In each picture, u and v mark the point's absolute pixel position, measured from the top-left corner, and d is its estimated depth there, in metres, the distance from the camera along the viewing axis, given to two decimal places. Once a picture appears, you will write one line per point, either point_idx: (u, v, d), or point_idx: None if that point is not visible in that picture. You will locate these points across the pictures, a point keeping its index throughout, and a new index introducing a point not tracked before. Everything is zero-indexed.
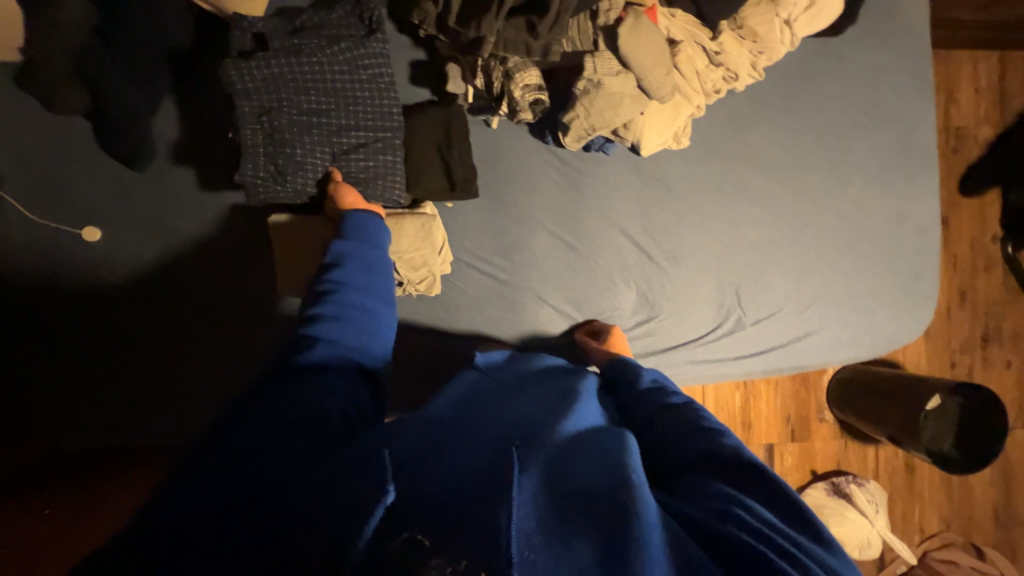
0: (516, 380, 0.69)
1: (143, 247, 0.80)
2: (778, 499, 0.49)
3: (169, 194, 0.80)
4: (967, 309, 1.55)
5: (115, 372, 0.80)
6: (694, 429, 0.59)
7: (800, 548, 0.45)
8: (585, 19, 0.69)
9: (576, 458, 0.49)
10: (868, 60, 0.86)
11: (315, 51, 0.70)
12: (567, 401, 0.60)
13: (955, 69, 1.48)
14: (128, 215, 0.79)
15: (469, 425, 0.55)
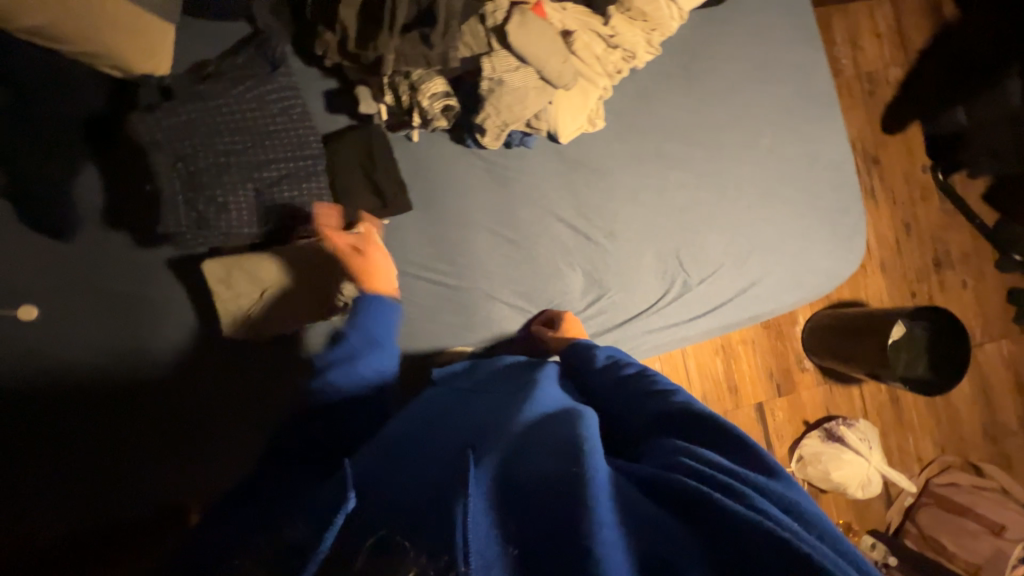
0: (479, 384, 0.71)
1: (88, 316, 0.80)
2: (727, 443, 0.51)
3: (107, 256, 0.80)
4: (913, 237, 1.78)
5: (80, 444, 0.79)
6: (647, 393, 0.62)
7: (740, 479, 0.47)
8: (475, 23, 0.72)
9: (532, 433, 0.52)
10: (754, 21, 0.93)
11: (225, 94, 0.73)
12: (527, 392, 0.62)
13: (855, 23, 1.76)
14: (67, 286, 0.79)
15: (432, 436, 0.57)
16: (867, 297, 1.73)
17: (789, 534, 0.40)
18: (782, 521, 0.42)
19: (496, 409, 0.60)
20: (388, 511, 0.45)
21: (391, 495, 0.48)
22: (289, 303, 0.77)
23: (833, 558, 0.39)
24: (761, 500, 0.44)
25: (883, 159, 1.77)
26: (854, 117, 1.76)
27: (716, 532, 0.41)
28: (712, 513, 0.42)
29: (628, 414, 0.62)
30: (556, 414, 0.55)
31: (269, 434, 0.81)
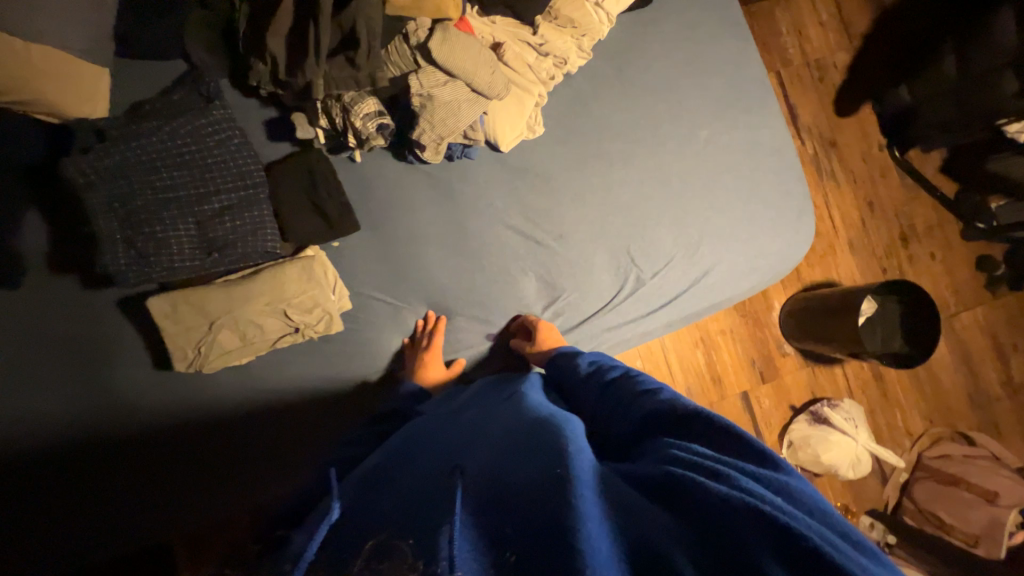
0: (469, 406, 0.72)
1: (39, 362, 0.78)
2: (714, 434, 0.51)
3: (51, 301, 0.79)
4: (877, 215, 1.81)
5: (44, 495, 0.78)
6: (631, 395, 0.63)
7: (727, 465, 0.46)
8: (399, 43, 0.73)
9: (518, 440, 0.53)
10: (681, 19, 0.95)
11: (163, 134, 0.74)
12: (514, 409, 0.63)
13: (799, 12, 1.81)
14: (12, 334, 0.77)
15: (424, 457, 0.58)
16: (839, 278, 1.75)
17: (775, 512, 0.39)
18: (768, 498, 0.41)
19: (486, 425, 0.61)
20: (388, 521, 0.46)
21: (379, 504, 0.49)
22: (242, 330, 0.77)
23: (823, 533, 0.39)
24: (747, 480, 0.44)
25: (840, 141, 1.81)
26: (807, 103, 1.80)
27: (702, 520, 0.41)
28: (698, 502, 0.42)
29: (617, 418, 0.63)
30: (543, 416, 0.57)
31: (244, 460, 0.83)
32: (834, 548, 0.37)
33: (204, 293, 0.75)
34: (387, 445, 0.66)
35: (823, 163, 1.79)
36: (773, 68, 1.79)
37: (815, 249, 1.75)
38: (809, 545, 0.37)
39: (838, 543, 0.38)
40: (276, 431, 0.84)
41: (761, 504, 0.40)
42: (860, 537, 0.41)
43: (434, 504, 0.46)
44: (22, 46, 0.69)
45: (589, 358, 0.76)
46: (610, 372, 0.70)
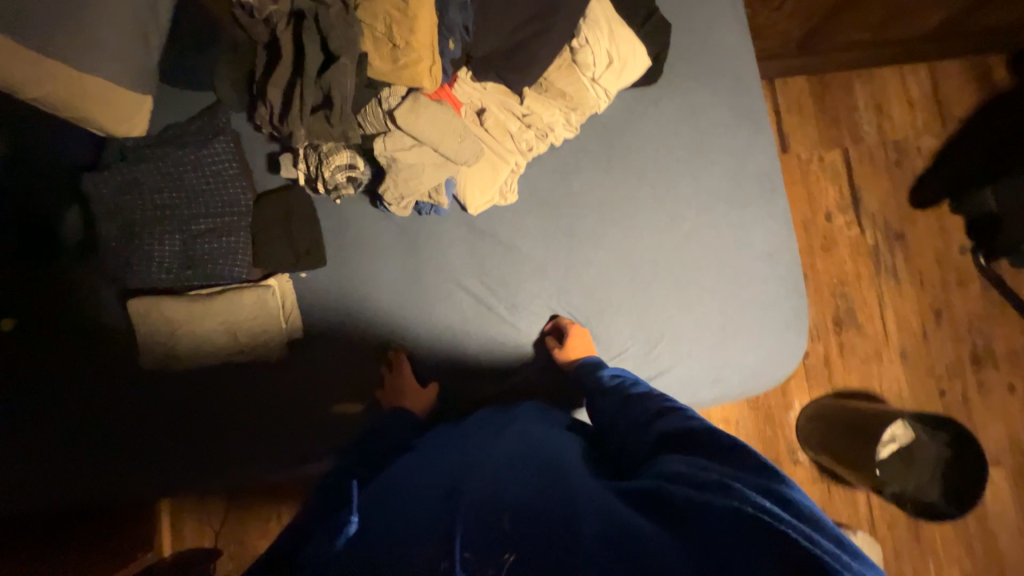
0: (495, 421, 0.78)
1: (38, 332, 0.90)
2: (715, 451, 0.55)
3: (53, 280, 0.90)
4: (946, 327, 1.56)
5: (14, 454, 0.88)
6: (647, 413, 0.66)
7: (724, 476, 0.50)
8: (373, 105, 0.77)
9: (521, 464, 0.60)
10: (689, 100, 0.90)
11: (176, 160, 0.85)
12: (523, 436, 0.68)
13: (883, 86, 1.62)
14: (24, 303, 0.90)
15: (438, 467, 0.66)
16: (881, 388, 1.52)
17: (767, 518, 0.43)
18: (756, 501, 0.45)
19: (494, 445, 0.67)
20: (389, 532, 0.53)
21: (358, 531, 0.55)
22: (209, 341, 0.86)
23: (806, 533, 0.42)
24: (742, 487, 0.47)
25: (910, 235, 1.59)
26: (876, 187, 1.60)
27: (699, 526, 0.45)
28: (696, 508, 0.46)
29: (631, 437, 0.66)
30: (552, 450, 0.64)
31: (179, 456, 0.89)
32: (815, 545, 0.41)
33: (170, 303, 0.85)
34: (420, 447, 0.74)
35: (885, 257, 1.57)
36: (840, 143, 1.61)
37: (856, 351, 1.54)
38: (801, 549, 0.40)
39: (822, 543, 0.41)
40: (217, 439, 0.89)
41: (754, 510, 0.43)
42: (856, 549, 0.44)
43: (433, 525, 0.51)
44: (78, 75, 0.78)
45: (613, 371, 0.80)
46: (633, 388, 0.73)
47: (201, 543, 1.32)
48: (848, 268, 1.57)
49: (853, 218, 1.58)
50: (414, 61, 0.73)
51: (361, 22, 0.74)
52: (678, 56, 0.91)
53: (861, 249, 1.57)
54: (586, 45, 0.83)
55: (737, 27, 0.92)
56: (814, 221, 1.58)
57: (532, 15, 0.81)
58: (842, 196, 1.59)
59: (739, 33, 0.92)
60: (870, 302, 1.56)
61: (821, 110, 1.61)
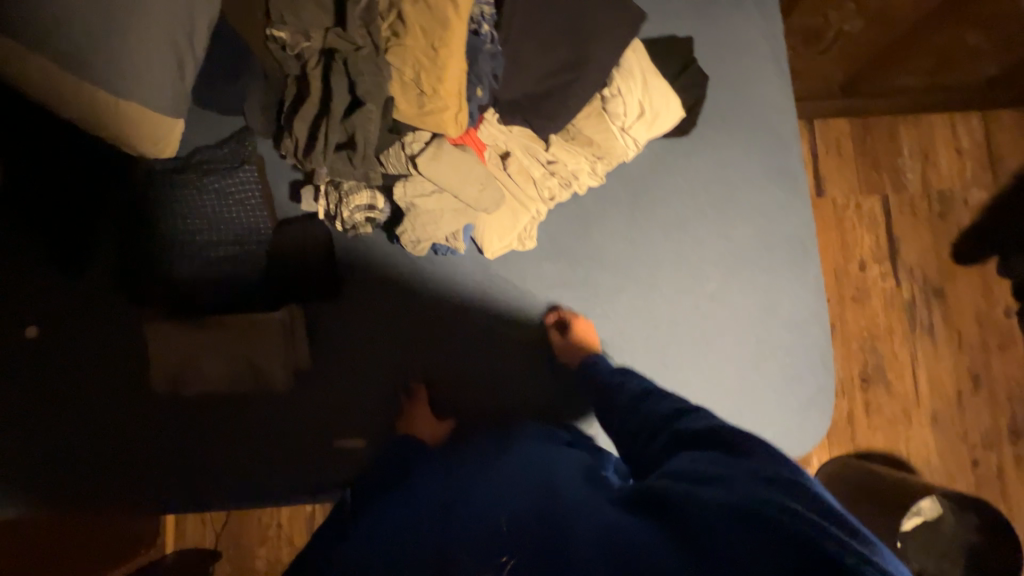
0: (504, 436, 0.79)
1: (58, 343, 0.91)
2: (716, 441, 0.55)
3: (77, 297, 0.92)
4: (984, 393, 1.47)
5: (21, 460, 0.90)
6: (650, 408, 0.66)
7: (723, 467, 0.51)
8: (396, 149, 0.77)
9: (527, 476, 0.62)
10: (722, 154, 0.87)
11: (202, 188, 0.87)
12: (526, 455, 0.69)
13: (931, 133, 1.54)
14: (48, 316, 0.92)
15: (444, 487, 0.68)
16: (908, 452, 1.44)
17: (779, 513, 0.43)
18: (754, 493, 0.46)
19: (498, 466, 0.68)
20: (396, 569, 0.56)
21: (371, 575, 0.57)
22: (220, 366, 0.88)
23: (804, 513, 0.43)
24: (739, 480, 0.48)
25: (949, 291, 1.50)
26: (916, 239, 1.52)
27: (708, 524, 0.45)
28: (704, 505, 0.47)
29: (635, 434, 0.66)
30: (558, 463, 0.66)
31: (183, 478, 0.89)
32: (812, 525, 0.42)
33: (185, 328, 0.87)
34: (424, 468, 0.75)
35: (921, 312, 1.49)
36: (880, 190, 1.53)
37: (883, 410, 1.46)
38: (801, 538, 0.41)
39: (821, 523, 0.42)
40: (220, 463, 0.90)
41: (755, 506, 0.44)
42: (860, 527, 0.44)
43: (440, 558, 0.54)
44: (110, 98, 0.79)
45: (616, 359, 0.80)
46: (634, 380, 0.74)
47: (201, 544, 1.32)
48: (880, 321, 1.49)
49: (888, 270, 1.51)
50: (440, 109, 0.73)
51: (390, 65, 0.73)
52: (714, 108, 0.87)
53: (895, 302, 1.50)
54: (618, 95, 0.81)
55: (779, 80, 0.88)
56: (847, 270, 1.51)
57: (565, 62, 0.78)
58: (878, 245, 1.52)
59: (779, 86, 0.88)
60: (901, 360, 1.48)
61: (862, 153, 1.54)
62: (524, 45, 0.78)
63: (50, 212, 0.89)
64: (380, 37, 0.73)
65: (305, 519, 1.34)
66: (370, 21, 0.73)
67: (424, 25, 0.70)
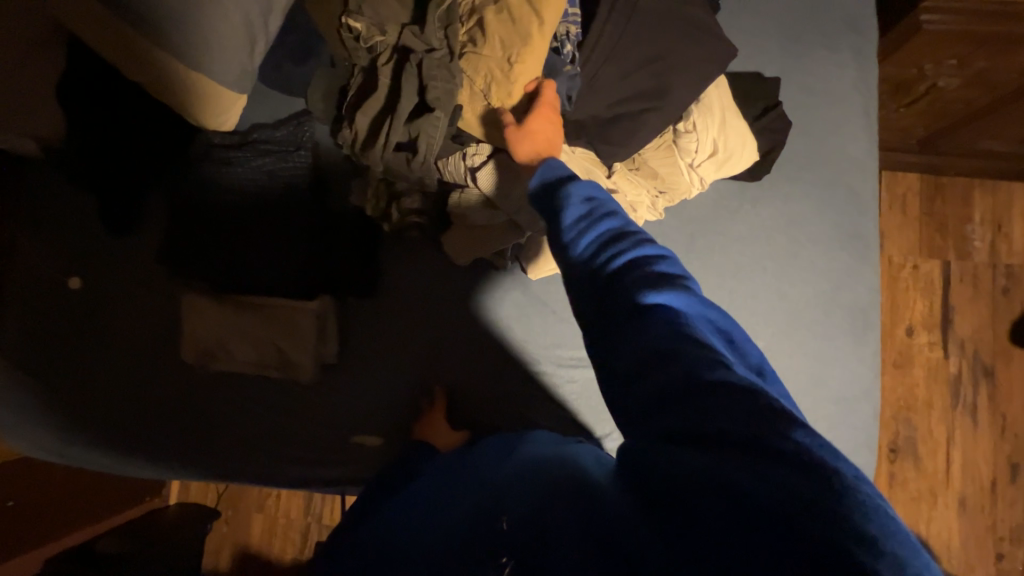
0: (505, 445, 0.70)
1: (98, 298, 0.93)
2: (713, 382, 0.41)
3: (124, 258, 0.94)
4: (1021, 486, 1.38)
5: (45, 407, 0.91)
6: (624, 284, 0.48)
7: (713, 426, 0.41)
8: (457, 159, 0.76)
9: (528, 471, 0.58)
10: (789, 207, 0.83)
11: (257, 168, 0.88)
12: (517, 456, 0.63)
13: (1008, 203, 1.45)
14: (94, 271, 0.94)
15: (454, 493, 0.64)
16: (927, 534, 1.37)
17: (778, 512, 0.35)
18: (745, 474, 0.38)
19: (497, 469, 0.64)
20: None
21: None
22: (250, 347, 0.88)
23: (803, 502, 0.35)
24: (732, 456, 0.39)
25: (1000, 372, 1.42)
26: (973, 312, 1.43)
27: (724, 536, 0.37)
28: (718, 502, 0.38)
29: (602, 319, 0.49)
30: (584, 458, 0.57)
31: (199, 447, 0.90)
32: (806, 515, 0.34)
33: (222, 304, 0.88)
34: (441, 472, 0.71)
35: (966, 391, 1.41)
36: (942, 255, 1.45)
37: (908, 486, 1.39)
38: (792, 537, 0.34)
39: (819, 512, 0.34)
40: (235, 438, 0.90)
41: (746, 496, 0.37)
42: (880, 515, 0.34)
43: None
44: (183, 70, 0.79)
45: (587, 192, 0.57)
46: (604, 230, 0.52)
47: (201, 501, 1.34)
48: (920, 392, 1.41)
49: (937, 340, 1.43)
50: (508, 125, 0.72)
51: (463, 73, 0.71)
52: (790, 157, 0.83)
53: (939, 375, 1.42)
54: (692, 131, 0.77)
55: (863, 138, 0.84)
56: (892, 334, 1.43)
57: (643, 91, 0.75)
58: (931, 312, 1.43)
59: (862, 146, 0.84)
60: (936, 436, 1.40)
61: (928, 213, 1.46)
62: (605, 70, 0.74)
63: (110, 171, 0.91)
64: (457, 41, 0.70)
65: (303, 496, 1.35)
66: (449, 23, 0.70)
67: (505, 37, 0.67)
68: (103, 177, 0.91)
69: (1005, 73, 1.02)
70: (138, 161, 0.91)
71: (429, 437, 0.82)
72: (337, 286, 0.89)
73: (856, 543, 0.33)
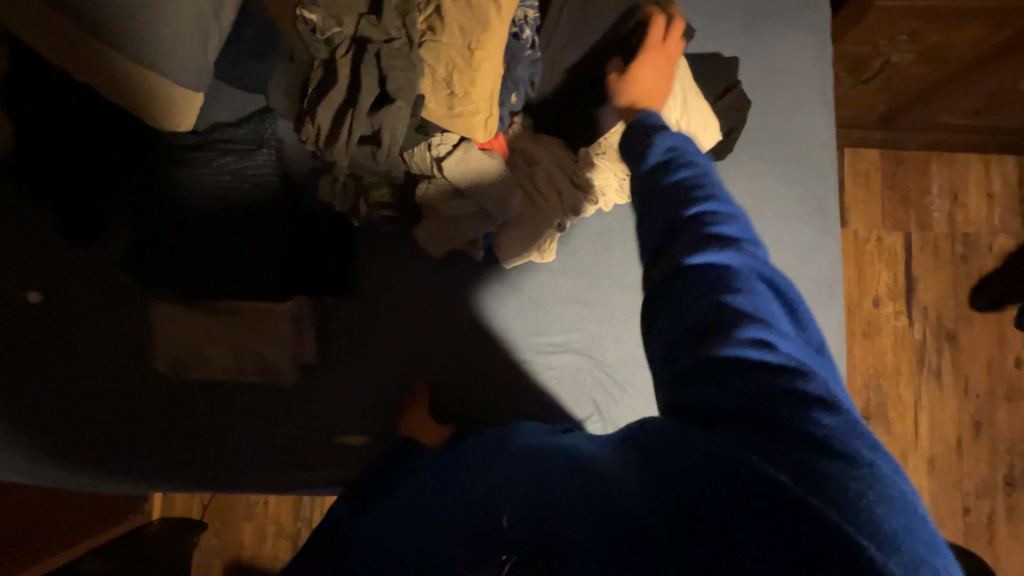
0: (497, 440, 0.70)
1: (59, 312, 0.90)
2: (769, 356, 0.44)
3: (84, 269, 0.90)
4: (984, 443, 1.45)
5: (7, 428, 0.87)
6: (688, 229, 0.51)
7: (762, 391, 0.43)
8: (422, 150, 0.75)
9: (524, 467, 0.58)
10: (754, 185, 0.84)
11: (220, 168, 0.86)
12: (507, 453, 0.64)
13: (963, 174, 1.51)
14: (52, 284, 0.90)
15: (437, 488, 0.64)
16: None
17: (795, 493, 0.38)
18: (777, 456, 0.40)
19: (482, 465, 0.63)
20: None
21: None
22: (227, 353, 0.87)
23: (825, 487, 0.38)
24: (779, 420, 0.41)
25: (962, 336, 1.48)
26: (934, 281, 1.49)
27: (721, 455, 0.42)
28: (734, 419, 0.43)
29: (656, 265, 0.52)
30: (577, 447, 0.60)
31: (178, 458, 0.89)
32: (824, 502, 0.37)
33: (194, 312, 0.86)
34: (426, 467, 0.71)
35: (931, 356, 1.48)
36: (904, 227, 1.50)
37: None
38: (809, 520, 0.36)
39: (834, 500, 0.37)
40: (216, 447, 0.89)
41: (774, 475, 0.39)
42: (897, 514, 0.37)
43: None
44: (132, 70, 0.76)
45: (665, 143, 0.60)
46: (672, 182, 0.55)
47: (188, 514, 1.32)
48: (888, 360, 1.47)
49: (902, 309, 1.48)
50: (471, 112, 0.70)
51: (424, 61, 0.70)
52: (752, 135, 0.85)
53: (906, 343, 1.48)
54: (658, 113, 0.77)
55: (822, 113, 0.86)
56: (860, 305, 1.48)
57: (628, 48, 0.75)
58: (895, 283, 1.49)
59: (821, 122, 0.86)
60: (905, 400, 1.46)
61: (890, 187, 1.51)
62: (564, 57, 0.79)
63: (63, 180, 0.87)
64: (415, 30, 0.70)
65: (292, 500, 1.34)
66: (406, 12, 0.69)
67: (462, 24, 0.67)
68: (56, 185, 0.87)
69: (953, 48, 1.05)
70: (93, 167, 0.87)
71: (414, 433, 0.82)
72: (311, 286, 0.87)
73: (855, 527, 0.35)
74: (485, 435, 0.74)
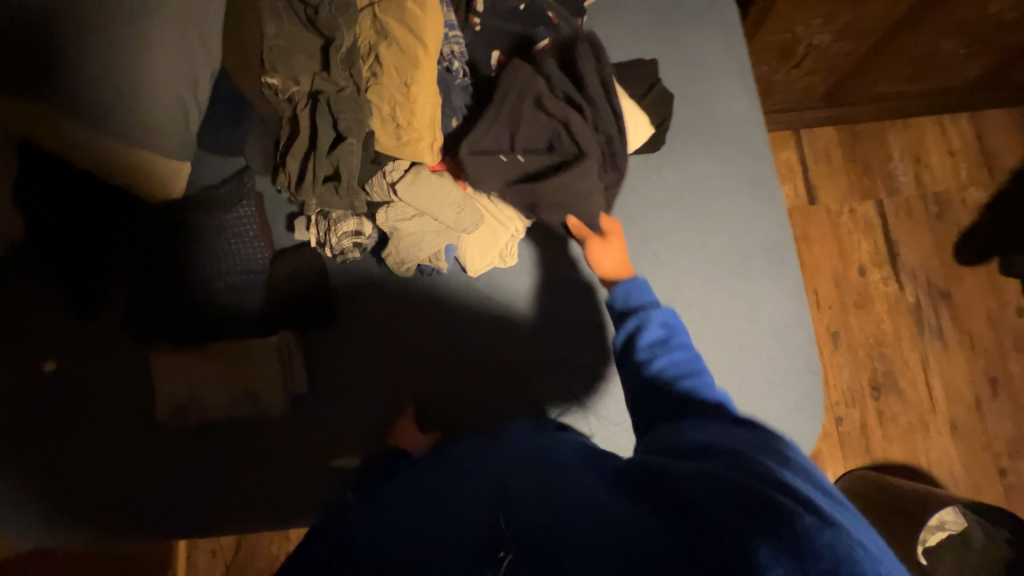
0: (486, 441, 0.72)
1: (69, 372, 0.96)
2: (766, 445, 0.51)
3: (89, 333, 0.98)
4: (1005, 397, 1.41)
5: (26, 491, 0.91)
6: (685, 393, 0.63)
7: (765, 458, 0.48)
8: (379, 178, 0.84)
9: (519, 468, 0.60)
10: (691, 167, 0.91)
11: (206, 222, 0.95)
12: (495, 448, 0.68)
13: (920, 136, 1.55)
14: (61, 349, 0.97)
15: (421, 484, 0.65)
16: (928, 463, 1.38)
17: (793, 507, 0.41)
18: (779, 487, 0.44)
19: (477, 461, 0.66)
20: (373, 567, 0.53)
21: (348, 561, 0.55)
22: (222, 394, 0.92)
23: (819, 512, 0.41)
24: (779, 472, 0.46)
25: (956, 292, 1.47)
26: (915, 242, 1.50)
27: (725, 475, 0.45)
28: (727, 462, 0.48)
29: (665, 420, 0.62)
30: (566, 452, 0.63)
31: (188, 500, 0.92)
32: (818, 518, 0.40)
33: (191, 358, 0.92)
34: (414, 466, 0.72)
35: (927, 316, 1.46)
36: (874, 194, 1.53)
37: (897, 420, 1.41)
38: (803, 523, 0.39)
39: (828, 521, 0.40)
40: (221, 485, 0.92)
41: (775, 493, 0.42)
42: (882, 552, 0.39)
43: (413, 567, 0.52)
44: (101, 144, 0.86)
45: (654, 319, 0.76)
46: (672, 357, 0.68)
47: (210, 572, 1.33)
48: (886, 326, 1.46)
49: (890, 274, 1.49)
50: (415, 140, 0.80)
51: (371, 102, 0.80)
52: (682, 124, 0.92)
53: (900, 306, 1.47)
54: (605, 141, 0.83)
55: (744, 96, 0.94)
56: (846, 275, 1.49)
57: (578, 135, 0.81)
58: (877, 249, 1.50)
59: (746, 101, 0.93)
60: (912, 364, 1.44)
61: (851, 159, 1.55)
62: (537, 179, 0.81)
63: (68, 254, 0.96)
64: (361, 77, 0.79)
65: None
66: (351, 64, 0.79)
67: (398, 65, 0.77)
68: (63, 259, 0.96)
69: (866, 22, 1.13)
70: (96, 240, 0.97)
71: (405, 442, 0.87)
72: (298, 316, 0.94)
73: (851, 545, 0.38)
74: (471, 443, 0.72)
